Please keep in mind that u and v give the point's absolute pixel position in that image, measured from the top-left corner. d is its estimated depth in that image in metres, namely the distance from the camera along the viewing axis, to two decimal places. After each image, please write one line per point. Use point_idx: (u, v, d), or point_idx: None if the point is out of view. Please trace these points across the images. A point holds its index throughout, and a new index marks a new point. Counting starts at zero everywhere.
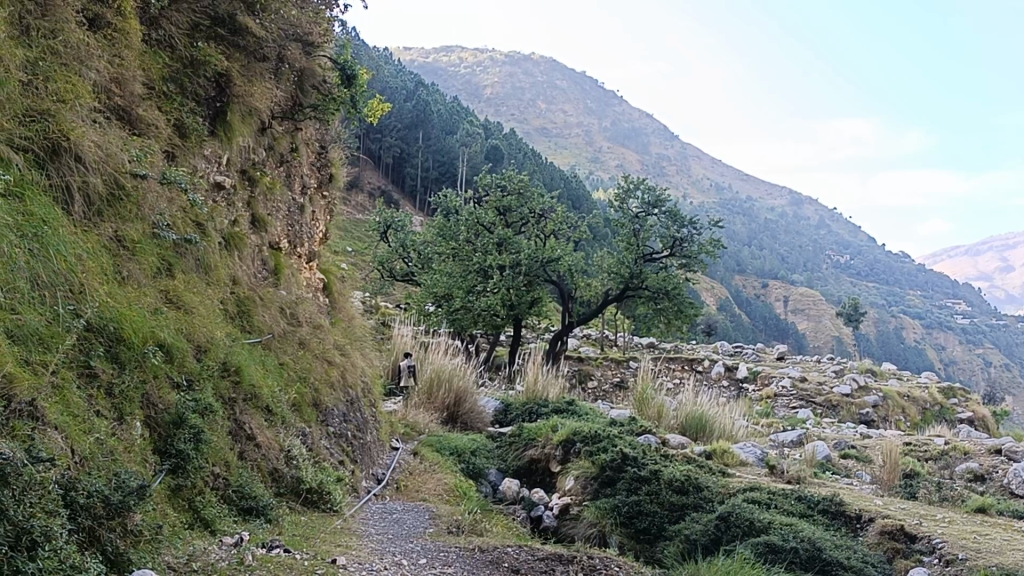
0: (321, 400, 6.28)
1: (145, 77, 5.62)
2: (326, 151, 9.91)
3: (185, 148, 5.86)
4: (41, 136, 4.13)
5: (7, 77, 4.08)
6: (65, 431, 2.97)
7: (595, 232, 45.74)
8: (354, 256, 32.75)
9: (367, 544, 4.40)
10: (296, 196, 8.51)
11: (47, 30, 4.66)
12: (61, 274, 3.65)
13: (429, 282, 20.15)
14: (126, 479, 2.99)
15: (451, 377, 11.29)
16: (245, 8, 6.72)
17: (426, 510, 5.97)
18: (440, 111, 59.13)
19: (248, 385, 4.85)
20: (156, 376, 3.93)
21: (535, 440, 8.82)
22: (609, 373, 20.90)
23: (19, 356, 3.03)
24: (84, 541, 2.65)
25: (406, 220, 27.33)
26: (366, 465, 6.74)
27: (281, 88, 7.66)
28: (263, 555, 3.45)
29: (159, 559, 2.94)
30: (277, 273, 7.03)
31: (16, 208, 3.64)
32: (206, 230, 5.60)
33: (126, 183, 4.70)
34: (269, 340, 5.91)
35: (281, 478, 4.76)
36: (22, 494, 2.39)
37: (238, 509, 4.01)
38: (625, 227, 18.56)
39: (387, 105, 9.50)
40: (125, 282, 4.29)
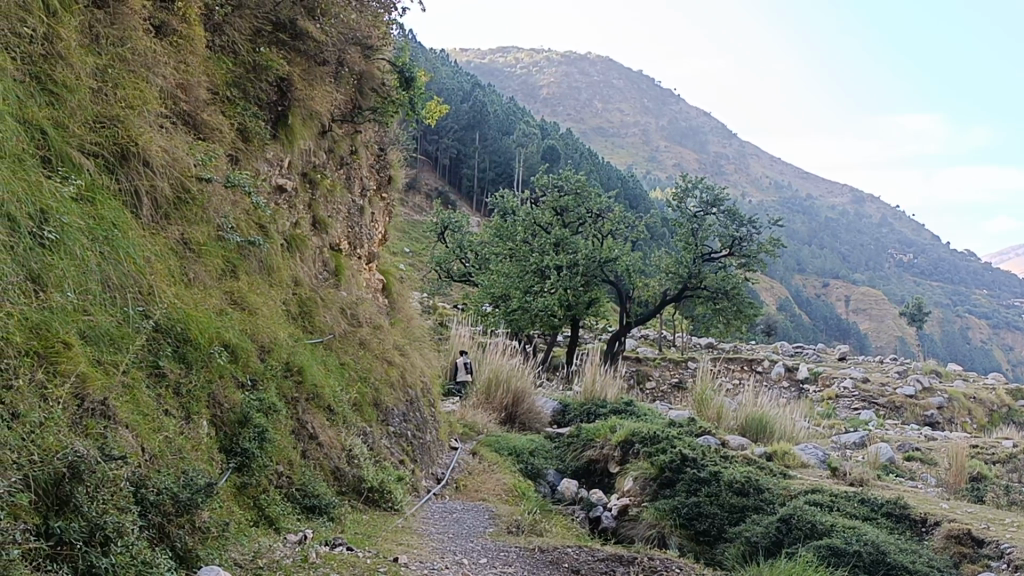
0: (382, 400, 6.34)
1: (210, 83, 5.73)
2: (385, 153, 10.02)
3: (248, 152, 5.96)
4: (111, 142, 4.24)
5: (77, 86, 4.20)
6: (136, 430, 3.04)
7: (652, 233, 45.54)
8: (412, 257, 33.03)
9: (429, 543, 4.44)
10: (355, 198, 8.60)
11: (115, 38, 4.78)
12: (131, 276, 3.75)
13: (486, 282, 20.24)
14: (194, 477, 3.06)
15: (510, 377, 11.33)
16: (305, 14, 6.88)
17: (487, 510, 6.00)
18: (496, 111, 59.20)
19: (310, 385, 4.92)
20: (221, 375, 4.01)
21: (593, 440, 8.80)
22: (667, 373, 20.80)
23: (92, 357, 3.12)
24: (155, 537, 2.71)
25: (463, 220, 27.44)
26: (426, 464, 6.79)
27: (341, 92, 7.76)
28: (326, 553, 3.49)
29: (226, 555, 3.00)
30: (338, 274, 7.13)
31: (88, 212, 3.74)
32: (269, 232, 5.70)
33: (192, 186, 4.80)
34: (330, 340, 5.99)
35: (343, 476, 4.82)
36: (95, 490, 2.46)
37: (301, 507, 4.07)
38: (683, 227, 18.47)
39: (445, 107, 9.56)
40: (191, 284, 4.38)
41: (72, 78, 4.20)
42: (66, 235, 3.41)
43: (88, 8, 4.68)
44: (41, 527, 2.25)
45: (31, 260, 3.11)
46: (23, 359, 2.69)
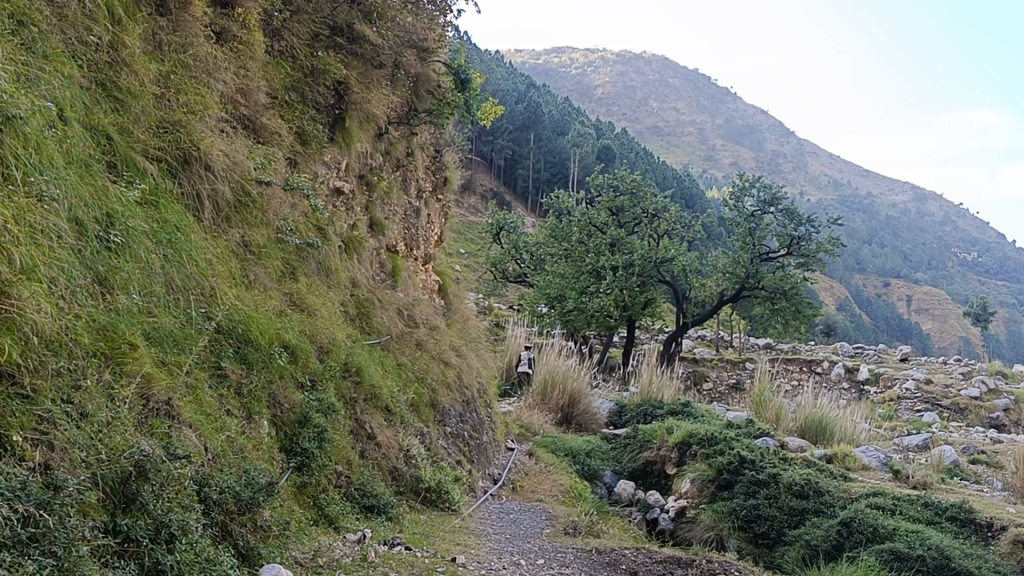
0: (439, 400, 6.38)
1: (269, 87, 5.82)
2: (440, 155, 10.07)
3: (306, 155, 6.02)
4: (173, 147, 4.32)
5: (140, 92, 4.29)
6: (199, 429, 3.09)
7: (709, 232, 45.15)
8: (467, 258, 33.07)
9: (486, 544, 4.45)
10: (412, 200, 8.65)
11: (178, 44, 4.87)
12: (194, 279, 3.82)
13: (542, 283, 20.22)
14: (255, 476, 3.10)
15: (565, 378, 11.30)
16: (361, 18, 6.96)
17: (543, 511, 5.99)
18: (550, 111, 59.12)
19: (368, 386, 4.96)
20: (281, 376, 4.07)
21: (650, 441, 8.74)
22: (724, 374, 20.63)
23: (157, 358, 3.18)
24: (218, 535, 2.76)
25: (517, 220, 27.43)
26: (483, 465, 6.82)
27: (397, 94, 7.82)
28: (385, 552, 3.52)
29: (287, 553, 3.03)
30: (395, 276, 7.18)
31: (152, 215, 3.82)
32: (327, 234, 5.75)
33: (251, 190, 4.87)
34: (387, 341, 6.04)
35: (401, 476, 4.85)
36: (160, 488, 2.51)
37: (360, 507, 4.10)
38: (740, 227, 18.27)
39: (500, 108, 9.56)
40: (252, 286, 4.44)
41: (136, 85, 4.29)
42: (131, 239, 3.48)
43: (151, 15, 4.78)
44: (109, 524, 2.31)
45: (97, 263, 3.18)
46: (90, 359, 2.75)
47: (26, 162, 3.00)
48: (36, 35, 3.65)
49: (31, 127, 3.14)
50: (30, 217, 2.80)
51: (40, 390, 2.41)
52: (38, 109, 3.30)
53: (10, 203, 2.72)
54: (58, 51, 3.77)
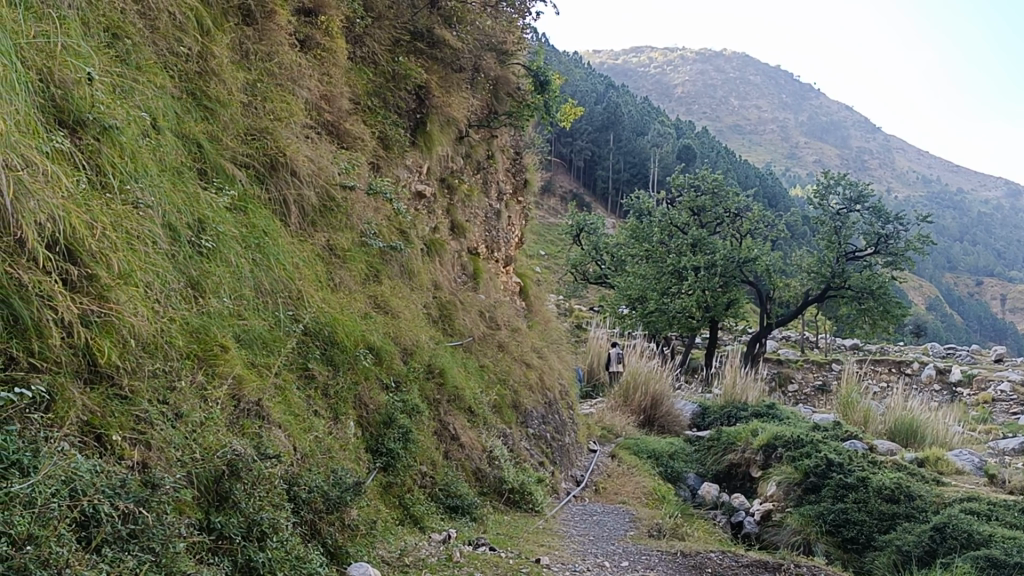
0: (521, 402, 6.39)
1: (352, 93, 5.91)
2: (520, 157, 10.10)
3: (388, 159, 6.09)
4: (260, 153, 4.42)
5: (229, 100, 4.40)
6: (288, 430, 3.15)
7: (793, 232, 44.35)
8: (548, 259, 33.03)
9: (571, 546, 4.44)
10: (492, 202, 8.68)
11: (264, 53, 4.99)
12: (281, 282, 3.91)
13: (622, 284, 20.14)
14: (343, 475, 3.15)
15: (647, 380, 11.24)
16: (441, 22, 7.03)
17: (627, 513, 5.96)
18: (630, 111, 58.74)
19: (451, 387, 5.00)
20: (366, 377, 4.13)
21: (734, 443, 8.61)
22: (810, 375, 20.26)
23: (247, 360, 3.26)
24: (307, 533, 2.81)
25: (598, 221, 27.35)
26: (565, 467, 6.82)
27: (476, 97, 7.87)
28: (469, 553, 3.54)
29: (374, 552, 3.06)
30: (476, 278, 7.22)
31: (241, 221, 3.91)
32: (410, 237, 5.81)
33: (336, 195, 4.96)
34: (468, 342, 6.07)
35: (485, 477, 4.88)
36: (252, 487, 2.57)
37: (444, 507, 4.14)
38: (825, 225, 17.92)
39: (579, 108, 9.54)
40: (337, 288, 4.52)
41: (225, 93, 4.39)
42: (222, 244, 3.58)
43: (237, 25, 4.90)
44: (204, 521, 2.38)
45: (190, 267, 3.27)
46: (185, 361, 2.83)
47: (123, 171, 3.12)
48: (130, 48, 3.77)
49: (126, 136, 3.25)
50: (127, 223, 2.91)
51: (137, 391, 2.48)
52: (133, 119, 3.42)
53: (107, 210, 2.82)
54: (150, 62, 3.89)
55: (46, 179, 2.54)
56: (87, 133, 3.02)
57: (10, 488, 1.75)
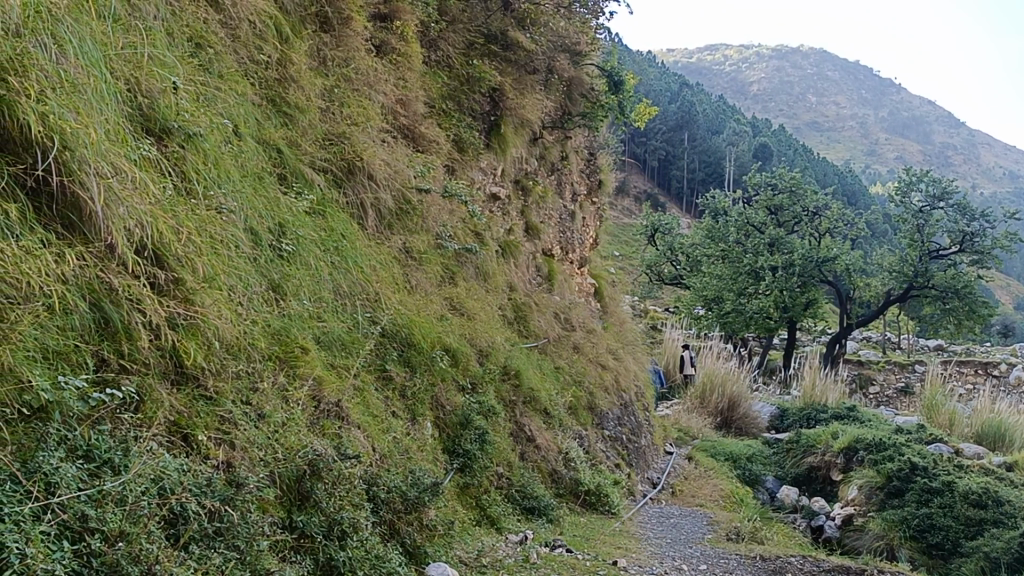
0: (597, 404, 6.38)
1: (427, 97, 5.96)
2: (594, 158, 10.09)
3: (463, 162, 6.13)
4: (338, 157, 4.49)
5: (308, 106, 4.48)
6: (366, 430, 3.19)
7: (875, 230, 43.32)
8: (623, 260, 32.83)
9: (647, 548, 4.42)
10: (566, 204, 8.67)
11: (341, 59, 5.07)
12: (359, 285, 3.97)
13: (698, 284, 19.95)
14: (421, 476, 3.17)
15: (725, 381, 11.13)
16: (515, 24, 7.07)
17: (705, 516, 5.91)
18: (705, 110, 58.14)
19: (527, 388, 5.01)
20: (443, 379, 4.16)
21: (814, 446, 8.45)
22: (892, 377, 19.82)
23: (326, 361, 3.31)
24: (386, 533, 2.85)
25: (673, 222, 27.17)
26: (641, 469, 6.79)
27: (551, 99, 7.89)
28: (547, 554, 3.55)
29: (452, 552, 3.08)
30: (551, 279, 7.23)
31: (320, 225, 3.98)
32: (485, 239, 5.85)
33: (412, 198, 5.01)
34: (544, 344, 6.08)
35: (561, 479, 4.88)
36: (332, 487, 2.61)
37: (521, 508, 4.15)
38: (907, 223, 17.50)
39: (654, 108, 9.48)
40: (414, 291, 4.57)
41: (304, 100, 4.47)
42: (302, 247, 3.65)
43: (315, 32, 5.00)
44: (286, 520, 2.42)
45: (271, 270, 3.34)
46: (267, 363, 2.89)
47: (207, 176, 3.19)
48: (212, 57, 3.86)
49: (209, 143, 3.33)
50: (211, 228, 2.98)
51: (222, 391, 2.54)
52: (216, 126, 3.50)
53: (193, 216, 2.90)
54: (232, 71, 3.98)
55: (135, 186, 2.62)
56: (172, 141, 3.11)
57: (102, 486, 1.81)
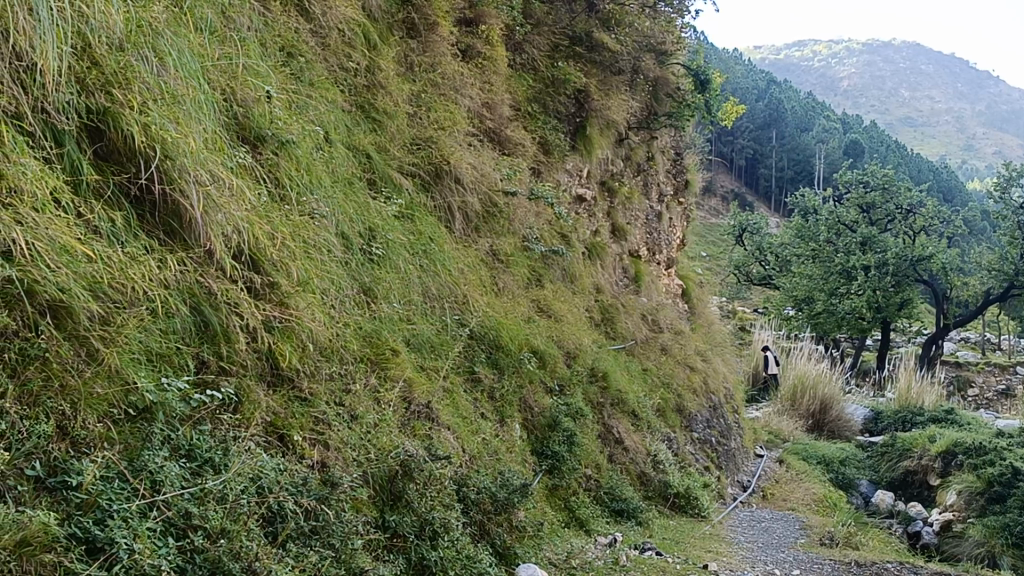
0: (685, 406, 6.33)
1: (512, 100, 6.00)
2: (681, 158, 10.00)
3: (549, 164, 6.14)
4: (426, 161, 4.55)
5: (396, 111, 4.54)
6: (456, 431, 3.22)
7: (973, 228, 41.95)
8: (710, 260, 32.33)
9: (739, 552, 4.37)
10: (653, 204, 8.60)
11: (427, 64, 5.13)
12: (447, 287, 4.01)
13: (787, 285, 19.59)
14: (511, 477, 3.19)
15: (816, 383, 10.93)
16: (600, 26, 7.07)
17: (798, 521, 5.80)
18: (794, 107, 57.08)
19: (615, 391, 4.99)
20: (531, 380, 4.18)
21: (910, 450, 8.23)
22: (992, 379, 19.18)
23: (416, 363, 3.35)
24: (476, 533, 2.88)
25: (762, 222, 26.77)
26: (731, 472, 6.72)
27: (636, 99, 7.85)
28: (636, 557, 3.55)
29: (542, 553, 3.09)
30: (638, 280, 7.19)
31: (409, 228, 4.04)
32: (572, 241, 5.86)
33: (499, 200, 5.04)
34: (631, 346, 6.06)
35: (649, 481, 4.85)
36: (424, 487, 2.64)
37: (610, 510, 4.14)
38: (1007, 220, 16.93)
39: (741, 106, 9.37)
40: (501, 293, 4.60)
41: (392, 105, 4.54)
42: (391, 250, 3.71)
43: (402, 39, 5.07)
44: (378, 520, 2.47)
45: (363, 274, 3.40)
46: (359, 365, 2.94)
47: (300, 183, 3.26)
48: (304, 65, 3.95)
49: (302, 150, 3.40)
50: (304, 233, 3.05)
51: (317, 393, 2.59)
52: (308, 133, 3.58)
53: (287, 221, 2.98)
54: (323, 79, 4.07)
55: (233, 193, 2.69)
56: (267, 149, 3.18)
57: (204, 484, 1.87)
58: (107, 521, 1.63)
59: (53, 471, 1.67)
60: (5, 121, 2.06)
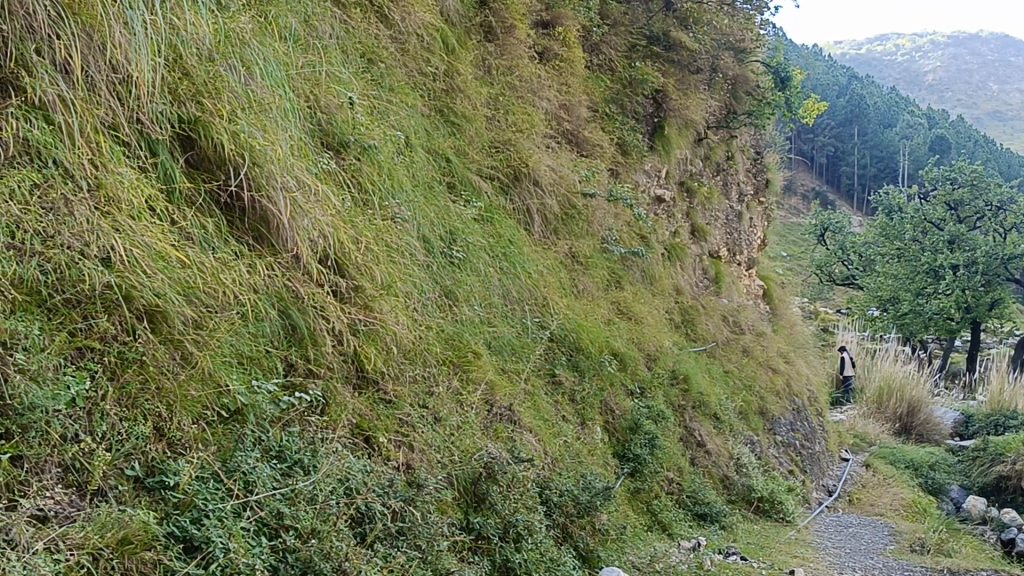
0: (768, 408, 6.24)
1: (590, 101, 5.99)
2: (761, 157, 9.86)
3: (627, 165, 6.11)
4: (505, 165, 4.56)
5: (475, 115, 4.57)
6: (538, 434, 3.23)
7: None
8: (791, 260, 31.78)
9: (825, 558, 4.29)
10: (734, 205, 8.50)
11: (505, 67, 5.14)
12: (527, 290, 4.02)
13: (871, 285, 19.18)
14: (593, 480, 3.19)
15: (903, 385, 10.69)
16: (677, 25, 7.00)
17: (886, 526, 5.67)
18: (878, 104, 55.81)
19: (696, 393, 4.95)
20: (612, 383, 4.17)
21: (1003, 454, 7.98)
22: None
23: (498, 365, 3.37)
24: (560, 536, 2.87)
25: (844, 221, 26.28)
26: (816, 476, 6.61)
27: (715, 98, 7.76)
28: (721, 561, 3.51)
29: (625, 557, 3.06)
30: (718, 281, 7.10)
31: (489, 231, 4.06)
32: (651, 243, 5.81)
33: (577, 202, 5.03)
34: (712, 348, 6.00)
35: (733, 485, 4.80)
36: (507, 489, 2.65)
37: (693, 514, 4.10)
38: None
39: (823, 102, 9.21)
40: (581, 295, 4.60)
41: (470, 109, 4.56)
42: (471, 253, 3.73)
43: (480, 42, 5.11)
44: (463, 522, 2.48)
45: (444, 277, 3.43)
46: (441, 367, 2.96)
47: (382, 187, 3.29)
48: (384, 71, 4.00)
49: (383, 155, 3.43)
50: (388, 237, 3.09)
51: (401, 395, 2.62)
52: (389, 138, 3.62)
53: (371, 226, 3.01)
54: (403, 84, 4.11)
55: (319, 198, 2.74)
56: (349, 154, 3.22)
57: (295, 485, 1.90)
58: (203, 520, 1.67)
59: (151, 472, 1.72)
60: (100, 132, 2.14)
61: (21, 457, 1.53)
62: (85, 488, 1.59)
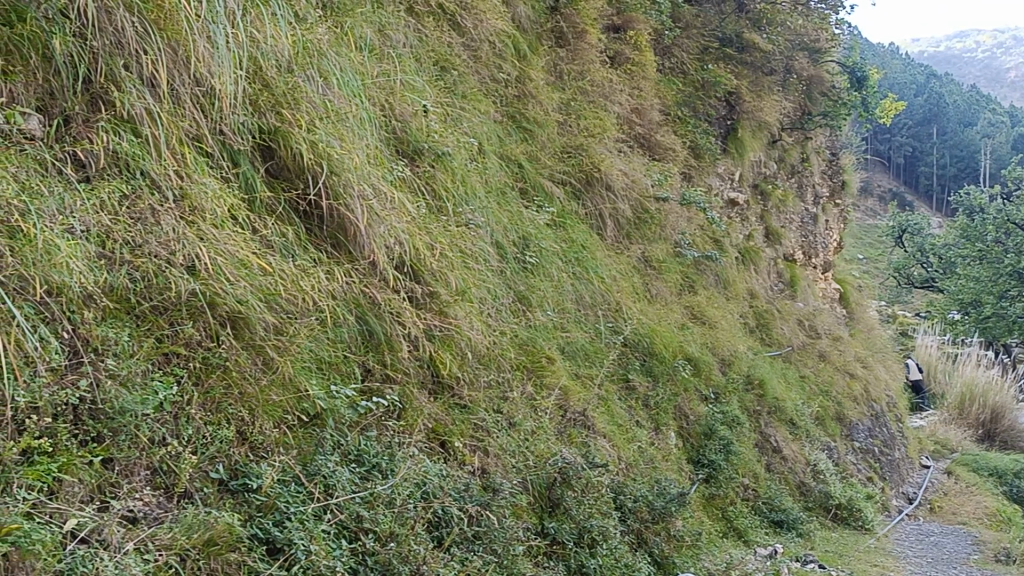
0: (846, 413, 6.14)
1: (662, 105, 5.95)
2: (836, 157, 9.70)
3: (700, 168, 6.07)
4: (577, 169, 4.57)
5: (547, 120, 4.58)
6: (613, 439, 3.22)
7: None
8: (869, 262, 31.15)
9: (906, 567, 4.21)
10: (809, 207, 8.38)
11: (577, 72, 5.14)
12: (600, 295, 4.02)
13: (952, 287, 18.72)
14: (668, 485, 3.17)
15: (986, 391, 10.43)
16: (750, 26, 6.93)
17: (970, 535, 5.53)
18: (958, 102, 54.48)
19: (772, 399, 4.89)
20: (686, 388, 4.14)
21: None
22: None
23: (571, 370, 3.37)
24: (635, 541, 2.86)
25: (924, 223, 25.68)
26: (896, 483, 6.48)
27: (790, 100, 7.65)
28: (798, 569, 3.47)
29: (701, 563, 3.04)
30: (794, 285, 7.00)
31: (561, 236, 4.07)
32: (724, 246, 5.76)
33: (650, 206, 5.01)
34: (788, 353, 5.93)
35: (810, 491, 4.73)
36: (582, 494, 2.64)
37: (769, 520, 4.06)
38: None
39: (901, 103, 9.03)
40: (654, 299, 4.58)
41: (542, 114, 4.57)
42: (544, 258, 3.74)
43: (552, 48, 5.13)
44: (538, 526, 2.49)
45: (517, 282, 3.44)
46: (515, 372, 2.97)
47: (456, 194, 3.33)
48: (457, 79, 4.03)
49: (457, 162, 3.46)
50: (462, 242, 3.12)
51: (476, 400, 2.64)
52: (463, 145, 3.65)
53: (445, 232, 3.04)
54: (475, 91, 4.14)
55: (394, 206, 2.77)
56: (424, 162, 3.26)
57: (373, 488, 1.93)
58: (285, 523, 1.70)
59: (235, 474, 1.76)
60: (184, 142, 2.20)
61: (112, 460, 1.58)
62: (172, 490, 1.64)
